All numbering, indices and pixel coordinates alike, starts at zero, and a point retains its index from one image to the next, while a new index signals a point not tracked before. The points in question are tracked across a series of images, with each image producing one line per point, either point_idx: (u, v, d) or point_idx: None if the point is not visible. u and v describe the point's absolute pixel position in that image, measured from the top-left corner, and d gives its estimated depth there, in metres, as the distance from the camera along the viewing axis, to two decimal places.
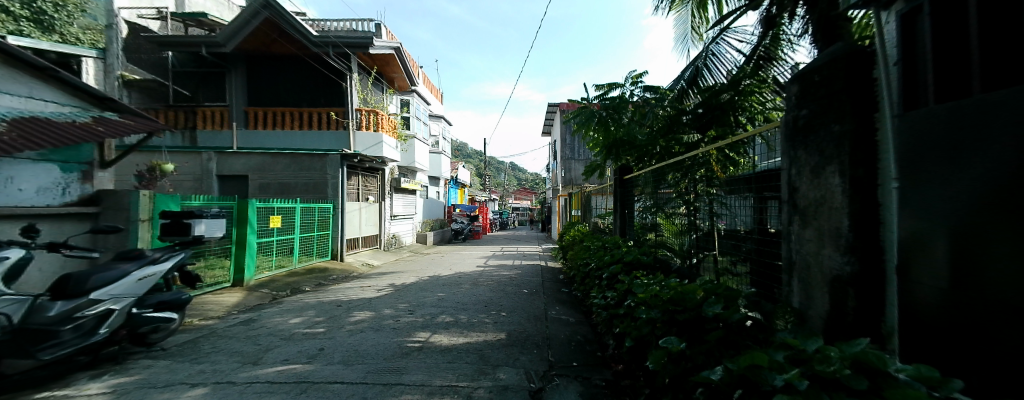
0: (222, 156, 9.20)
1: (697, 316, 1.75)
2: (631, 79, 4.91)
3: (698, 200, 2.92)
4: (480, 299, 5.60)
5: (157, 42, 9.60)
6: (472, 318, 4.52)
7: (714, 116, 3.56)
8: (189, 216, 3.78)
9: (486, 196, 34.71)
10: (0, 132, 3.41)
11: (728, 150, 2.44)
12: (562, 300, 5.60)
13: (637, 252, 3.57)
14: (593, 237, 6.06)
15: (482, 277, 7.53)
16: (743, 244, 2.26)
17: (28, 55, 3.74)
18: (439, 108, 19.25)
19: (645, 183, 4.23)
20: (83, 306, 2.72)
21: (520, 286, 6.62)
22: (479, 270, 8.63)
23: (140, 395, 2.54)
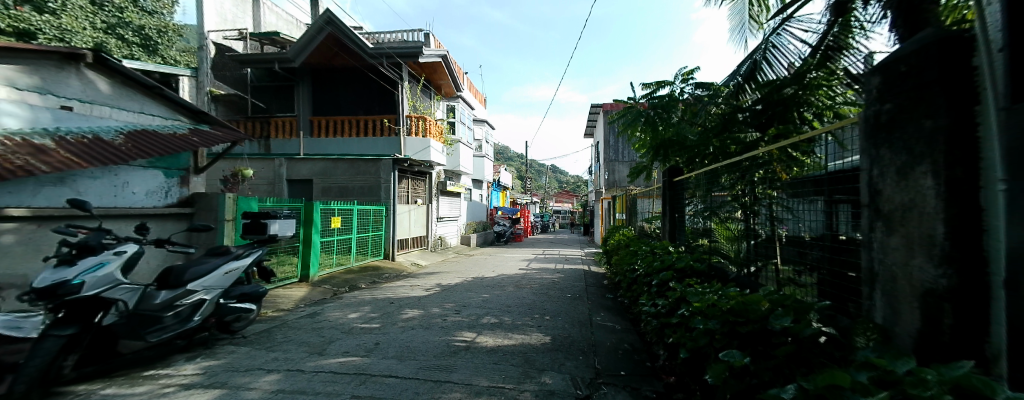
0: (291, 161, 10.01)
1: (762, 329, 1.61)
2: (681, 77, 4.66)
3: (757, 204, 2.70)
4: (524, 301, 5.61)
5: (239, 60, 10.71)
6: (517, 321, 4.53)
7: (775, 113, 3.26)
8: (266, 216, 4.16)
9: (529, 199, 34.74)
10: (119, 142, 3.98)
11: (792, 149, 2.24)
12: (607, 306, 5.44)
13: (689, 258, 3.39)
14: (639, 241, 5.86)
15: (524, 280, 7.55)
16: (810, 253, 2.05)
17: (138, 76, 4.32)
18: (484, 113, 19.66)
19: (697, 185, 4.00)
20: (181, 295, 3.08)
21: (562, 290, 6.55)
22: (522, 272, 8.65)
23: (225, 378, 2.82)
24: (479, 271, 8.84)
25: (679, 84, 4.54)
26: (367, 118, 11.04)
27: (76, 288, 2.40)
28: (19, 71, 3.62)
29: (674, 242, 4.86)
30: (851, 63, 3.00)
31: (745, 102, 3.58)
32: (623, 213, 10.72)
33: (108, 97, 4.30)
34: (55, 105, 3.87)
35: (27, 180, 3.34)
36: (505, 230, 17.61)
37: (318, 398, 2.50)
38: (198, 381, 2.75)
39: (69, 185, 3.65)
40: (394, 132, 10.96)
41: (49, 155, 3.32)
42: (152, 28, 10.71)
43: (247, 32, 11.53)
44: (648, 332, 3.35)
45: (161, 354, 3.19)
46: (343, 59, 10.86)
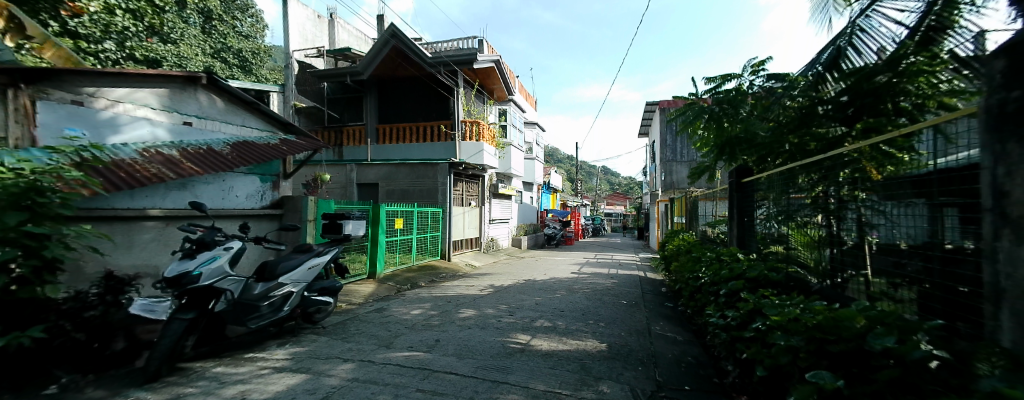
0: (360, 166, 10.78)
1: (857, 349, 1.41)
2: (750, 68, 4.30)
3: (843, 210, 2.38)
4: (577, 306, 5.50)
5: (319, 75, 11.73)
6: (571, 326, 4.44)
7: (864, 105, 2.85)
8: (342, 217, 4.55)
9: (580, 201, 34.07)
10: (226, 152, 4.61)
11: (888, 146, 1.94)
12: (666, 315, 5.15)
13: (762, 267, 3.09)
14: (702, 247, 5.48)
15: (577, 284, 7.41)
16: (909, 263, 1.78)
17: (241, 94, 4.93)
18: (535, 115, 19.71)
19: (769, 187, 3.64)
20: (274, 287, 3.45)
21: (617, 297, 6.31)
22: (574, 276, 8.51)
23: (308, 363, 3.11)
24: (531, 274, 8.82)
25: (748, 77, 4.19)
26: (424, 125, 11.55)
27: (195, 278, 2.78)
28: (154, 94, 4.28)
29: (745, 250, 4.43)
30: (958, 44, 2.38)
31: (827, 93, 3.07)
32: (682, 217, 10.00)
33: (217, 112, 4.93)
34: (179, 121, 4.50)
35: (160, 186, 3.92)
36: (555, 233, 17.42)
37: (388, 388, 2.65)
38: (287, 365, 3.06)
39: (190, 190, 4.25)
40: (450, 137, 11.39)
41: (178, 167, 3.91)
42: (248, 50, 12.23)
43: (323, 50, 12.65)
44: (715, 345, 3.11)
45: (254, 339, 3.58)
46: (405, 69, 11.53)
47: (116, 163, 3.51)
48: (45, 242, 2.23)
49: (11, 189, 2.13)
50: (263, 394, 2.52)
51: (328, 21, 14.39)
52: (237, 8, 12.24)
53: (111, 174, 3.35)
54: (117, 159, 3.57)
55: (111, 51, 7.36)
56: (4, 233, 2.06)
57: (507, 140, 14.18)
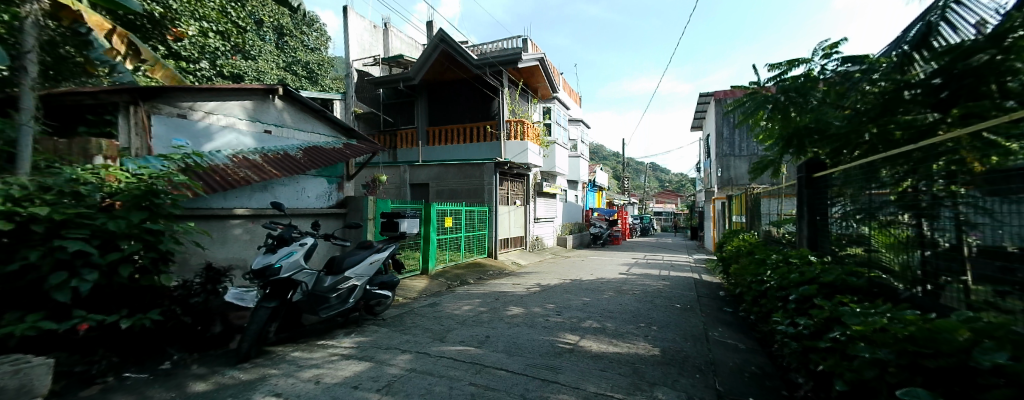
0: (412, 167, 11.25)
1: (961, 365, 1.22)
2: (822, 52, 3.90)
3: (937, 207, 2.09)
4: (626, 308, 5.34)
5: (375, 82, 12.45)
6: (621, 328, 4.32)
7: (961, 87, 2.47)
8: (398, 216, 4.81)
9: (627, 199, 32.91)
10: (299, 157, 5.05)
11: (990, 134, 1.66)
12: (725, 321, 4.83)
13: (838, 271, 2.77)
14: (765, 248, 5.07)
15: (625, 285, 7.18)
16: (1017, 269, 1.52)
17: (311, 103, 5.35)
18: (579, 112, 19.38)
19: (846, 182, 3.25)
20: (342, 280, 3.72)
21: (669, 299, 6.03)
22: (623, 277, 8.26)
23: (372, 352, 3.32)
24: (577, 274, 8.69)
25: (820, 61, 3.80)
26: (471, 125, 11.84)
27: (277, 270, 3.08)
28: (240, 107, 4.76)
29: (817, 253, 3.91)
30: None
31: (914, 77, 2.68)
32: (741, 216, 9.30)
33: (291, 120, 5.39)
34: (260, 130, 4.99)
35: (246, 188, 4.38)
36: (602, 232, 17.01)
37: (443, 380, 2.76)
38: (353, 353, 3.29)
39: (269, 191, 4.70)
40: (495, 137, 11.54)
41: (261, 171, 4.36)
42: (314, 62, 13.28)
43: (379, 58, 13.47)
44: (784, 355, 2.86)
45: (320, 329, 3.88)
46: (453, 72, 11.92)
47: (213, 168, 3.98)
48: (159, 237, 2.58)
49: (134, 192, 2.49)
50: (334, 378, 2.74)
51: (382, 29, 15.03)
52: (306, 24, 13.35)
53: (209, 179, 3.81)
54: (213, 165, 4.06)
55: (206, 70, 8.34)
56: (130, 229, 2.42)
57: (552, 138, 14.08)
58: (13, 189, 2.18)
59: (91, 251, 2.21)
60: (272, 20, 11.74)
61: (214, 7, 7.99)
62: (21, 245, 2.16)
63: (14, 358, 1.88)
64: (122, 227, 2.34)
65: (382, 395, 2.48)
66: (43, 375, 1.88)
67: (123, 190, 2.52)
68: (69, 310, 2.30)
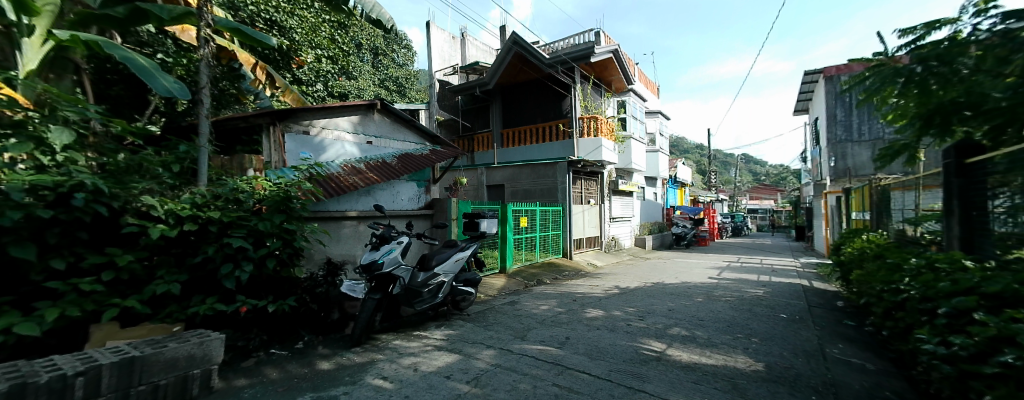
0: (489, 169, 11.60)
1: None
2: (974, 9, 3.13)
3: None
4: (720, 316, 4.87)
5: (454, 89, 13.17)
6: (714, 338, 3.96)
7: None
8: (478, 215, 5.01)
9: (715, 195, 29.99)
10: (394, 163, 5.56)
11: None
12: (845, 336, 4.15)
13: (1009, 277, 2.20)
14: (896, 251, 4.24)
15: (717, 291, 6.54)
16: None
17: (403, 114, 5.83)
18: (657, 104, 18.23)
19: (1009, 168, 2.58)
20: (432, 276, 4.00)
21: (771, 308, 5.35)
22: (713, 282, 7.53)
23: (460, 345, 3.51)
24: (659, 277, 8.16)
25: (972, 19, 3.04)
26: (544, 125, 11.89)
27: (380, 266, 3.43)
28: (348, 121, 5.38)
29: (974, 257, 3.08)
30: None
31: None
32: (864, 213, 7.84)
33: (387, 131, 5.96)
34: (364, 141, 5.61)
35: (354, 193, 4.95)
36: (685, 233, 15.71)
37: (527, 378, 2.81)
38: (444, 344, 3.52)
39: (372, 195, 5.25)
40: (568, 135, 11.38)
41: (365, 177, 4.92)
42: (402, 77, 14.52)
43: (457, 67, 14.17)
44: (931, 379, 2.37)
45: (415, 321, 4.23)
46: (525, 73, 12.12)
47: (330, 176, 4.58)
48: (293, 235, 3.06)
49: (276, 197, 2.96)
50: (428, 367, 2.95)
51: (459, 39, 15.72)
52: (395, 43, 14.65)
53: (326, 185, 4.39)
54: (329, 173, 4.67)
55: (321, 91, 9.50)
56: (273, 229, 2.90)
57: (628, 133, 13.43)
58: (196, 198, 2.74)
59: (247, 247, 2.71)
60: (369, 42, 13.05)
61: (326, 35, 9.06)
62: (202, 241, 2.73)
63: (199, 332, 2.37)
64: (268, 227, 2.83)
65: (471, 387, 2.60)
66: (218, 347, 2.32)
67: (266, 195, 3.01)
68: (233, 295, 2.83)
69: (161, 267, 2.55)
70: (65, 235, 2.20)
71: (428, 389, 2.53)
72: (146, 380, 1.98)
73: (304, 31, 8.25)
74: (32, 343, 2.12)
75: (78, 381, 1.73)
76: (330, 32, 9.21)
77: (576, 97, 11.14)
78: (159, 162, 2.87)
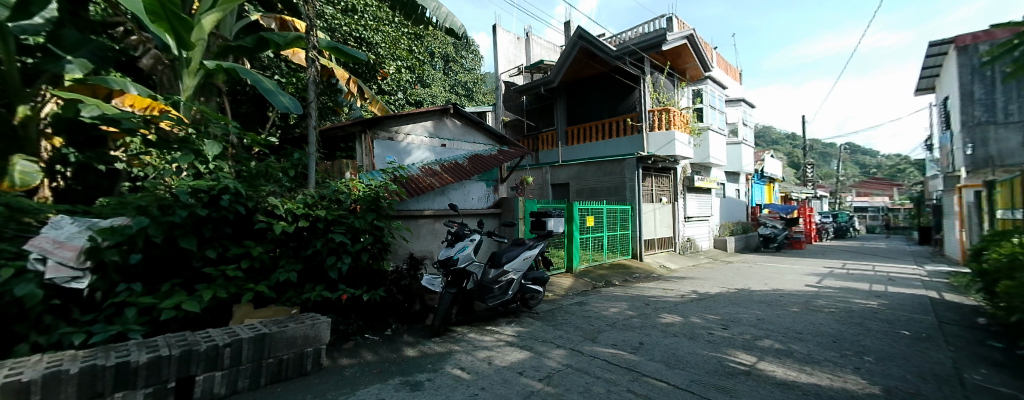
0: (554, 168, 11.52)
1: None
2: None
3: None
4: (820, 329, 4.30)
5: (519, 89, 13.35)
6: (815, 354, 3.51)
7: None
8: (545, 214, 5.00)
9: (813, 191, 26.42)
10: (465, 164, 5.79)
11: None
12: (992, 361, 3.41)
13: None
14: None
15: (816, 301, 5.76)
16: None
17: (472, 116, 6.05)
18: (739, 92, 16.62)
19: None
20: (502, 273, 4.10)
21: (888, 323, 4.57)
22: (811, 290, 6.66)
23: (530, 343, 3.56)
24: (743, 282, 7.43)
25: None
26: (610, 120, 11.45)
27: (455, 261, 3.63)
28: (424, 126, 5.71)
29: None
30: None
31: None
32: (1015, 211, 6.33)
33: (459, 133, 6.24)
34: (439, 144, 5.94)
35: (431, 193, 5.28)
36: (776, 234, 14.05)
37: (600, 381, 2.75)
38: (516, 341, 3.59)
39: (446, 195, 5.54)
40: (636, 129, 10.82)
41: (440, 177, 5.22)
42: (471, 81, 15.12)
43: (522, 67, 14.30)
44: None
45: (488, 316, 4.37)
46: (591, 67, 11.85)
47: (411, 178, 4.93)
48: (382, 231, 3.35)
49: (368, 197, 3.28)
50: (502, 362, 3.04)
51: (524, 39, 15.83)
52: (464, 49, 15.27)
53: (408, 185, 4.74)
54: (410, 174, 5.03)
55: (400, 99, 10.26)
56: (366, 226, 3.22)
57: (706, 125, 12.41)
58: (308, 198, 3.12)
59: (346, 242, 3.06)
60: (441, 50, 13.75)
61: (405, 47, 9.72)
62: (312, 236, 3.11)
63: (312, 315, 2.71)
64: (362, 224, 3.15)
65: (544, 385, 2.62)
66: (326, 329, 2.62)
67: (360, 196, 3.33)
68: (336, 284, 3.21)
69: (282, 257, 2.96)
70: (215, 230, 2.67)
71: (502, 384, 2.61)
72: (272, 354, 2.33)
73: (387, 45, 8.95)
74: (196, 317, 2.62)
75: (226, 351, 2.13)
76: (409, 43, 9.87)
77: (646, 89, 10.58)
78: (279, 168, 3.34)
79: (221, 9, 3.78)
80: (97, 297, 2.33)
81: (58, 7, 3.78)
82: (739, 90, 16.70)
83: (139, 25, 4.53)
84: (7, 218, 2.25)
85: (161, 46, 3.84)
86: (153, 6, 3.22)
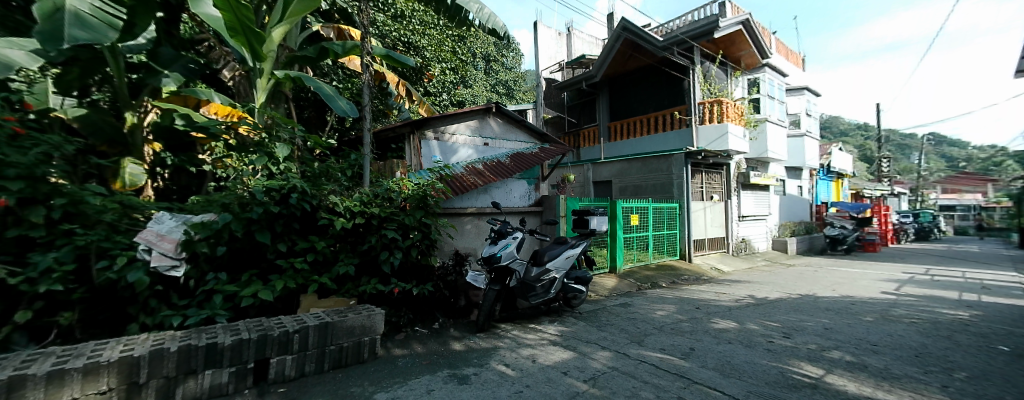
0: (596, 165, 11.29)
1: None
2: None
3: None
4: (899, 342, 3.86)
5: (560, 86, 13.25)
6: (893, 369, 3.16)
7: None
8: (587, 213, 4.91)
9: (890, 189, 23.71)
10: (508, 162, 5.86)
11: None
12: None
13: None
14: None
15: (893, 311, 5.18)
16: None
17: (513, 114, 6.08)
18: (801, 79, 15.31)
19: None
20: (544, 272, 4.09)
21: (984, 337, 4.02)
22: (887, 298, 6.00)
23: (574, 343, 3.53)
24: (806, 288, 6.85)
25: None
26: (656, 114, 11.04)
27: (498, 259, 3.67)
28: (467, 126, 5.82)
29: None
30: None
31: None
32: None
33: (501, 132, 6.29)
34: (481, 143, 6.01)
35: (474, 191, 5.40)
36: (845, 235, 12.57)
37: (648, 386, 2.67)
38: (559, 340, 3.57)
39: (489, 193, 5.64)
40: (685, 123, 10.37)
41: (483, 176, 5.34)
42: (511, 80, 15.22)
43: (564, 63, 14.13)
44: None
45: (531, 314, 4.39)
46: (636, 59, 11.50)
47: (455, 176, 5.08)
48: (430, 228, 3.50)
49: (417, 196, 3.42)
50: (546, 361, 3.04)
51: (566, 35, 15.63)
52: (505, 48, 15.36)
53: (453, 184, 4.89)
54: (454, 173, 5.15)
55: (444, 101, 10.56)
56: (415, 223, 3.37)
57: (763, 117, 11.56)
58: (364, 196, 3.29)
59: (398, 238, 3.21)
60: (483, 50, 13.92)
61: (449, 49, 9.97)
62: (367, 232, 3.29)
63: (367, 307, 2.86)
64: (412, 221, 3.30)
65: (590, 387, 2.58)
66: (380, 320, 2.75)
67: (409, 194, 3.49)
68: (389, 278, 3.39)
69: (341, 251, 3.16)
70: (285, 226, 2.91)
71: (547, 382, 2.61)
72: (334, 342, 2.49)
73: (433, 48, 9.23)
74: (269, 305, 2.88)
75: (294, 337, 2.31)
76: (452, 45, 10.12)
77: (696, 80, 10.06)
78: (338, 168, 3.56)
79: (287, 21, 4.10)
80: (190, 285, 2.64)
81: (156, 28, 4.28)
82: (801, 78, 15.39)
83: (220, 40, 5.04)
84: (121, 213, 2.61)
85: (239, 59, 4.24)
86: (231, 21, 3.55)
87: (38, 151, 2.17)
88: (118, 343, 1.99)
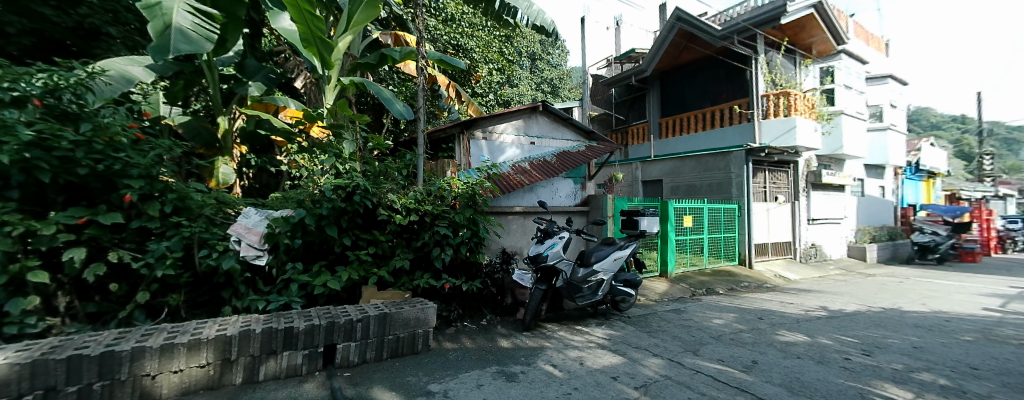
0: (645, 164, 10.89)
1: None
2: None
3: None
4: (1011, 367, 3.32)
5: (608, 82, 12.94)
6: (1004, 398, 2.73)
7: None
8: (637, 213, 4.76)
9: (994, 189, 20.52)
10: (554, 162, 5.82)
11: None
12: None
13: None
14: None
15: (1001, 330, 4.47)
16: None
17: (560, 113, 6.02)
18: (883, 66, 13.67)
19: None
20: (592, 273, 4.01)
21: None
22: (992, 316, 5.19)
23: (623, 348, 3.43)
24: (888, 301, 6.11)
25: None
26: (713, 109, 10.41)
27: (545, 258, 3.67)
28: (513, 125, 5.86)
29: None
30: None
31: None
32: None
33: (547, 130, 6.26)
34: (528, 142, 6.00)
35: (520, 190, 5.45)
36: (936, 242, 11.01)
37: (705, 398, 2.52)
38: (607, 344, 3.50)
39: (534, 192, 5.65)
40: (746, 118, 9.67)
41: (529, 175, 5.38)
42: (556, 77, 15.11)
43: (612, 59, 13.75)
44: None
45: (578, 316, 4.34)
46: (692, 50, 10.92)
47: (502, 175, 5.16)
48: (479, 226, 3.58)
49: (468, 194, 3.51)
50: (594, 364, 2.99)
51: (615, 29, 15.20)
52: (551, 46, 15.25)
53: (500, 183, 4.95)
54: (501, 172, 5.21)
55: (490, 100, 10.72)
56: (465, 220, 3.47)
57: (837, 109, 10.46)
58: (418, 194, 3.41)
59: (449, 235, 3.34)
60: (530, 49, 13.93)
61: (496, 50, 10.10)
62: (421, 229, 3.45)
63: (421, 301, 2.98)
64: (461, 219, 3.40)
65: (641, 394, 2.50)
66: (432, 314, 2.86)
67: (459, 192, 3.58)
68: (440, 273, 3.52)
69: (398, 247, 3.33)
70: (349, 221, 3.11)
71: (596, 386, 2.56)
72: (392, 332, 2.63)
73: (480, 49, 9.39)
74: (336, 294, 3.11)
75: (358, 325, 2.48)
76: (500, 45, 10.23)
77: (759, 71, 9.35)
78: (395, 168, 3.73)
79: (351, 31, 4.38)
80: (271, 274, 2.92)
81: (243, 42, 4.77)
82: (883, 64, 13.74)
83: (293, 50, 5.52)
84: (217, 208, 2.96)
85: (310, 67, 4.61)
86: (304, 32, 3.85)
87: (154, 153, 2.50)
88: (214, 323, 2.25)
